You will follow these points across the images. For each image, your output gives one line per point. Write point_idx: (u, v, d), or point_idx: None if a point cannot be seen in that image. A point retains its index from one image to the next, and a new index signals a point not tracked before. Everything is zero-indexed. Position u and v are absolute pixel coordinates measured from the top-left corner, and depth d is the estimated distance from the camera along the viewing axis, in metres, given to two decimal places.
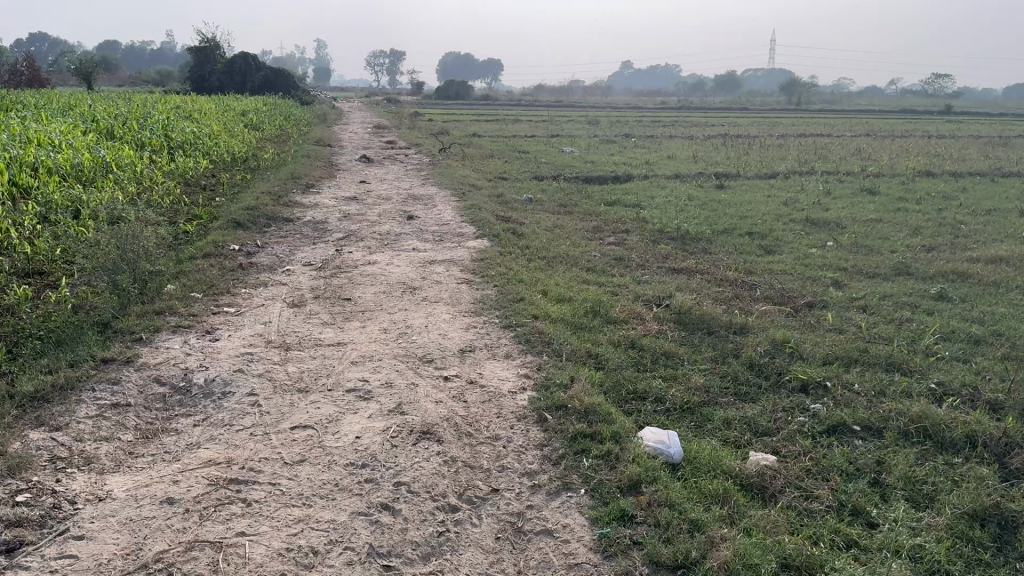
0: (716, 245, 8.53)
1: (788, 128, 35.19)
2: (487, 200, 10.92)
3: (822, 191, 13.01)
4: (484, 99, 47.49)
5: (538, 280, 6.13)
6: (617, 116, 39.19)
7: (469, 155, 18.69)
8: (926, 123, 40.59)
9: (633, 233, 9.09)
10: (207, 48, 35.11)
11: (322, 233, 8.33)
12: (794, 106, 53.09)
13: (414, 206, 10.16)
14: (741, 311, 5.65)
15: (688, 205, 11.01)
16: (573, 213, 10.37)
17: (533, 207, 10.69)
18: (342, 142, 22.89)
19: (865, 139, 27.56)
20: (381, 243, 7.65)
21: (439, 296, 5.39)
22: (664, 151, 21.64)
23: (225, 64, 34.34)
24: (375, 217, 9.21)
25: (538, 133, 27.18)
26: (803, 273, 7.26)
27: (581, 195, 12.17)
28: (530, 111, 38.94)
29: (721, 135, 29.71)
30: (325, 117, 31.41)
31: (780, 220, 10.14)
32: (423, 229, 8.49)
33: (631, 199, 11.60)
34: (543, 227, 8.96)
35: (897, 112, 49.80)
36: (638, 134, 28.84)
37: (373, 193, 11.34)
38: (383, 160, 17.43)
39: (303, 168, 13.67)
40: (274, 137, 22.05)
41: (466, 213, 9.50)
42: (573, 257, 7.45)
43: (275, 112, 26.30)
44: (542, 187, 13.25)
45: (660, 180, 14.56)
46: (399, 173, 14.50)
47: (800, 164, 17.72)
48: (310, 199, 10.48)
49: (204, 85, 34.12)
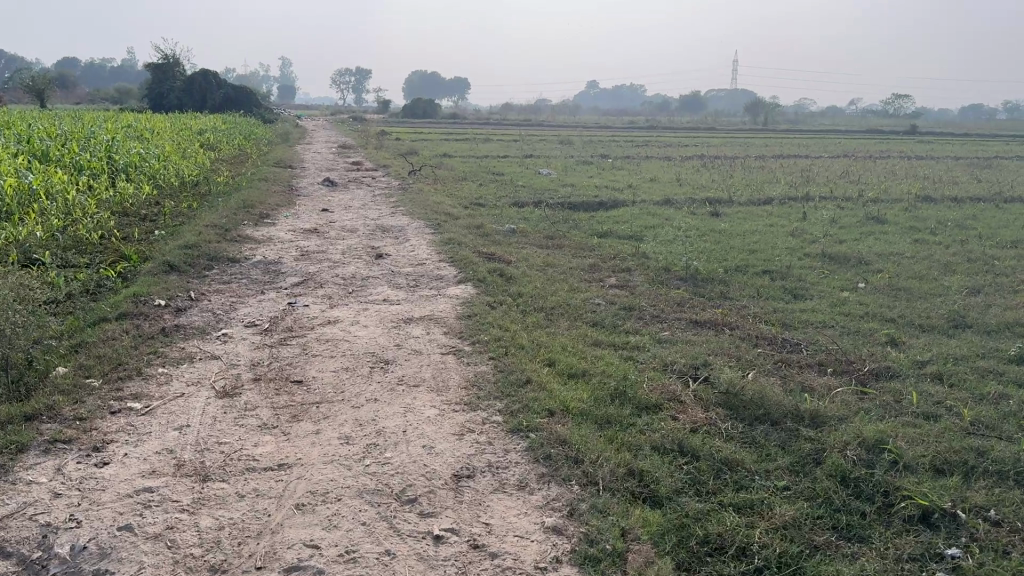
0: (733, 287, 7.40)
1: (762, 147, 34.58)
2: (465, 233, 9.69)
3: (828, 219, 11.97)
4: (451, 117, 46.57)
5: (542, 345, 4.92)
6: (590, 135, 38.29)
7: (439, 178, 17.44)
8: (896, 143, 40.10)
9: (636, 273, 7.92)
10: (167, 65, 33.72)
11: (274, 277, 7.06)
12: (761, 126, 52.97)
13: (382, 241, 8.91)
14: (800, 389, 4.49)
15: (690, 237, 9.90)
16: (565, 248, 9.17)
17: (518, 240, 9.49)
18: (305, 162, 21.60)
19: (846, 160, 26.79)
20: (344, 291, 6.40)
21: (419, 373, 4.15)
22: (644, 174, 20.57)
23: (184, 81, 32.78)
24: (337, 254, 7.95)
25: (511, 153, 26.13)
26: (847, 326, 6.14)
27: (569, 226, 10.99)
28: (499, 130, 37.75)
29: (698, 155, 28.94)
30: (288, 135, 30.10)
31: (795, 255, 9.05)
32: (394, 271, 7.25)
33: (625, 231, 10.46)
34: (532, 267, 7.77)
35: (866, 132, 49.44)
36: (613, 155, 27.86)
37: (336, 224, 10.08)
38: (349, 184, 16.12)
39: (259, 195, 12.33)
40: (231, 158, 20.61)
41: (443, 250, 8.26)
42: (575, 306, 6.26)
43: (234, 131, 24.83)
44: (524, 216, 12.04)
45: (649, 206, 13.50)
46: (365, 199, 13.21)
47: (792, 187, 16.75)
48: (264, 233, 9.18)
49: (162, 102, 32.65)
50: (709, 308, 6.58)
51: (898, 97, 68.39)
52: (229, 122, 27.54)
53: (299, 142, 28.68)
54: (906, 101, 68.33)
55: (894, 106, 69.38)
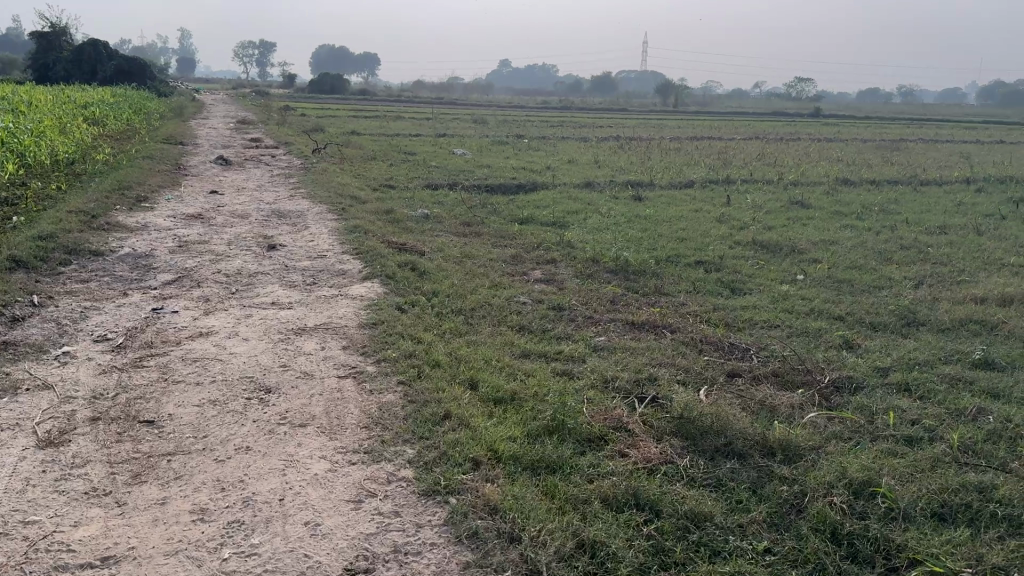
0: (665, 281, 6.80)
1: (676, 129, 34.61)
2: (373, 219, 8.81)
3: (752, 205, 11.60)
4: (361, 94, 45.01)
5: (460, 361, 4.13)
6: (505, 115, 37.54)
7: (347, 157, 16.38)
8: (803, 126, 40.97)
9: (560, 267, 7.24)
10: (52, 34, 31.16)
11: (144, 275, 6.02)
12: (672, 108, 53.38)
13: (278, 229, 7.93)
14: (762, 410, 3.85)
15: (616, 225, 9.30)
16: (483, 238, 8.41)
17: (431, 229, 8.69)
18: (201, 139, 20.08)
19: (757, 142, 26.96)
20: (227, 292, 5.46)
21: (307, 406, 3.32)
22: (561, 155, 19.99)
23: (71, 51, 30.32)
24: (223, 246, 6.96)
25: (424, 132, 25.16)
26: (795, 324, 5.59)
27: (487, 212, 10.23)
28: (410, 108, 36.59)
29: (614, 136, 28.60)
30: (186, 110, 28.25)
31: (725, 243, 8.55)
32: (288, 266, 6.33)
33: (546, 218, 9.78)
34: (447, 260, 6.99)
35: (772, 115, 50.49)
36: (529, 135, 27.25)
37: (228, 209, 9.02)
38: (247, 163, 14.88)
39: (142, 176, 11.06)
40: (118, 134, 18.92)
41: (347, 240, 7.36)
42: (496, 307, 5.50)
43: (122, 104, 22.93)
44: (438, 200, 11.22)
45: (570, 190, 12.89)
46: (263, 180, 12.09)
47: (712, 170, 16.45)
48: (141, 220, 8.06)
49: (48, 75, 30.12)
50: (645, 307, 5.94)
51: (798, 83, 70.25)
52: (118, 95, 25.52)
53: (196, 117, 26.88)
54: (807, 87, 70.44)
55: (793, 90, 71.18)
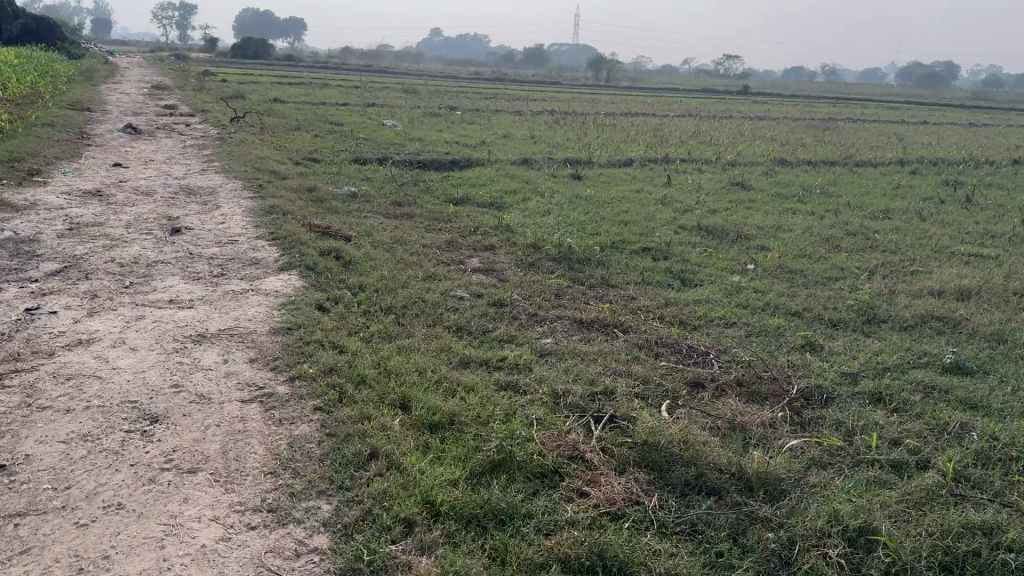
0: (611, 270, 6.35)
1: (611, 104, 34.34)
2: (295, 198, 8.10)
3: (692, 186, 11.29)
4: (287, 60, 43.28)
5: (390, 376, 3.59)
6: (438, 86, 36.57)
7: (269, 127, 15.45)
8: (735, 103, 41.21)
9: (498, 255, 6.71)
10: None
11: (23, 263, 5.23)
12: (606, 82, 53.12)
13: (186, 209, 7.17)
14: (731, 432, 3.44)
15: (556, 207, 8.84)
16: (415, 222, 7.81)
17: (359, 211, 8.04)
18: (112, 104, 18.73)
19: (691, 119, 26.89)
20: (120, 287, 4.77)
21: (201, 444, 2.73)
22: (496, 130, 19.40)
23: None
24: (121, 229, 6.18)
25: (354, 101, 24.18)
26: (752, 321, 5.21)
27: (420, 191, 9.62)
28: (339, 76, 35.31)
29: (549, 110, 28.09)
30: (96, 73, 26.48)
31: (670, 228, 8.17)
32: (195, 254, 5.63)
33: (482, 199, 9.24)
34: (376, 247, 6.39)
35: (705, 91, 50.74)
36: (463, 107, 26.51)
37: (132, 185, 8.18)
38: (159, 132, 13.83)
39: (36, 146, 10.02)
40: (17, 97, 17.44)
41: (264, 222, 6.68)
42: (429, 306, 4.95)
43: (24, 65, 21.23)
44: (367, 177, 10.54)
45: (507, 167, 12.35)
46: (175, 152, 11.16)
47: (650, 148, 16.14)
48: (30, 197, 7.18)
49: None
50: (592, 301, 5.47)
51: (727, 59, 70.97)
52: (21, 55, 23.69)
53: (107, 81, 25.21)
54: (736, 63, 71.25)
55: (721, 66, 71.93)
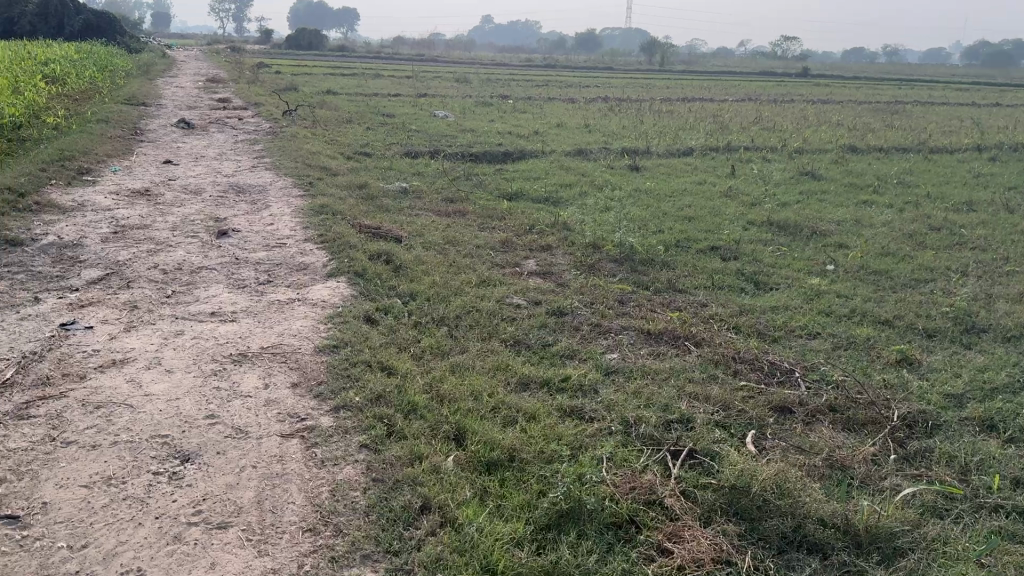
0: (677, 273, 5.95)
1: (666, 90, 33.56)
2: (345, 196, 7.86)
3: (757, 177, 10.76)
4: (340, 50, 43.41)
5: (443, 404, 3.27)
6: (490, 74, 36.23)
7: (321, 120, 15.33)
8: (795, 86, 39.96)
9: (556, 256, 6.36)
10: None
11: (65, 270, 5.06)
12: (660, 66, 52.07)
13: (235, 209, 6.98)
14: (828, 472, 3.04)
15: (615, 202, 8.44)
16: (469, 220, 7.50)
17: (409, 209, 7.76)
18: (168, 99, 18.85)
19: (751, 104, 26.05)
20: (162, 296, 4.55)
21: (233, 492, 2.45)
22: (549, 118, 18.98)
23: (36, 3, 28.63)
24: (166, 231, 6.00)
25: (406, 91, 24.01)
26: (836, 333, 4.76)
27: (473, 187, 9.31)
28: (391, 66, 35.21)
29: (604, 97, 27.52)
30: (154, 67, 26.80)
31: (737, 224, 7.71)
32: (241, 259, 5.40)
33: (537, 194, 8.88)
34: (428, 249, 6.09)
35: (763, 74, 49.40)
36: (516, 95, 26.13)
37: (182, 183, 8.03)
38: (212, 127, 13.78)
39: (90, 143, 9.98)
40: (76, 93, 17.63)
41: (313, 223, 6.43)
42: (485, 316, 4.63)
43: (83, 61, 21.51)
44: (419, 172, 10.27)
45: (562, 158, 11.96)
46: (227, 147, 11.05)
47: (710, 136, 15.55)
48: (79, 198, 7.06)
49: None
50: (658, 309, 5.09)
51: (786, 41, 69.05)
52: (82, 50, 24.06)
53: (164, 74, 25.47)
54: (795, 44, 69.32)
55: (779, 49, 70.00)
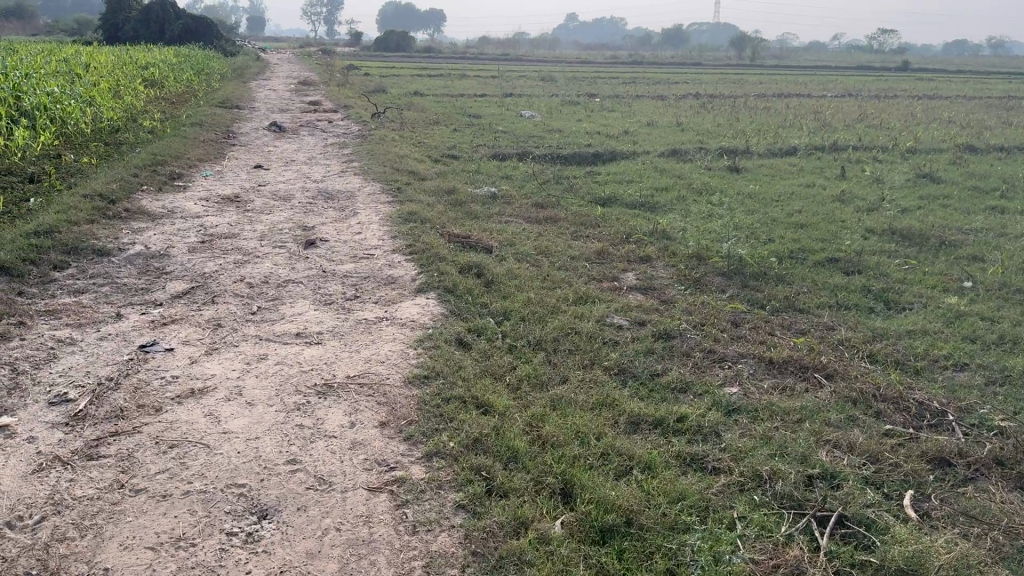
0: (793, 291, 5.43)
1: (759, 86, 32.42)
2: (434, 203, 7.59)
3: (870, 180, 10.02)
4: (426, 50, 43.71)
5: (546, 449, 2.91)
6: (576, 72, 35.80)
7: (409, 122, 15.24)
8: (895, 81, 38.09)
9: (658, 269, 5.91)
10: None
11: (150, 284, 4.91)
12: (750, 61, 50.51)
13: (323, 216, 6.81)
14: (1008, 554, 2.56)
15: (717, 208, 7.92)
16: (562, 228, 7.14)
17: (500, 216, 7.43)
18: (260, 101, 19.14)
19: (853, 100, 24.79)
20: (246, 313, 4.34)
21: (314, 564, 2.15)
22: (639, 117, 18.42)
23: (140, 9, 29.68)
24: (252, 240, 5.83)
25: (492, 91, 23.83)
26: (987, 365, 4.20)
27: (565, 191, 8.93)
28: (477, 65, 35.16)
29: (695, 94, 26.71)
30: (248, 69, 27.43)
31: (854, 235, 7.10)
32: (327, 271, 5.16)
33: (633, 198, 8.43)
34: (520, 261, 5.74)
35: (861, 69, 47.32)
36: (604, 94, 25.60)
37: (271, 189, 7.94)
38: (301, 129, 13.81)
39: (182, 148, 10.05)
40: (173, 96, 18.06)
41: (402, 232, 6.18)
42: (585, 338, 4.24)
43: (181, 64, 22.10)
44: (508, 176, 9.95)
45: (656, 160, 11.47)
46: (316, 151, 11.00)
47: (812, 135, 14.73)
48: (169, 205, 7.00)
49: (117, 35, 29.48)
50: (776, 333, 4.60)
51: (884, 34, 66.17)
52: (180, 54, 24.77)
53: (257, 77, 26.00)
54: (893, 37, 66.36)
55: (878, 41, 67.01)
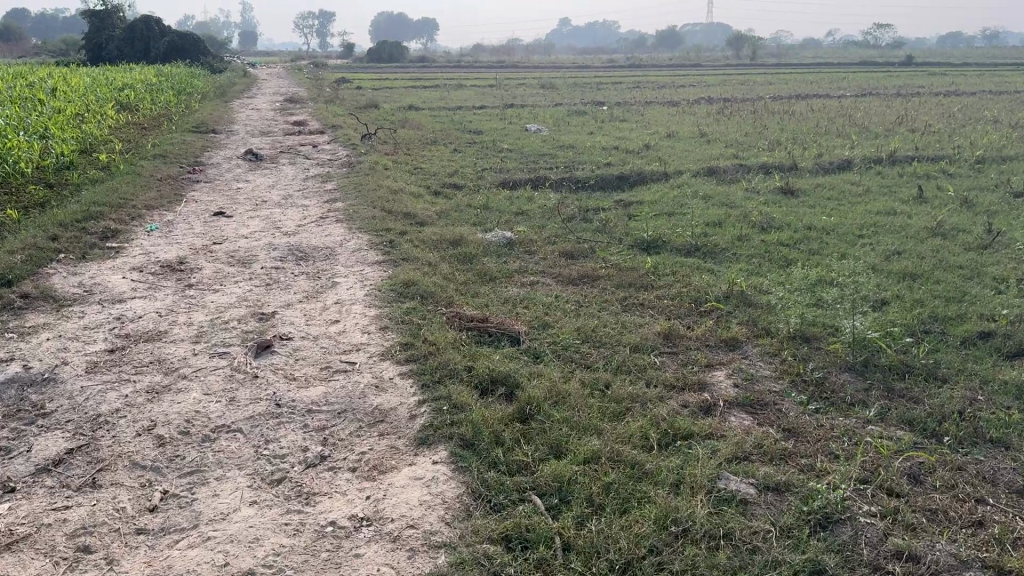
0: (963, 403, 3.76)
1: (768, 86, 30.88)
2: (436, 263, 5.93)
3: (957, 203, 8.38)
4: (420, 61, 42.23)
5: None
6: (576, 78, 34.31)
7: (404, 144, 13.62)
8: (901, 77, 36.70)
9: (755, 365, 4.23)
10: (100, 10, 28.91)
11: (14, 441, 3.23)
12: (752, 60, 49.03)
13: (292, 292, 5.15)
14: None
15: (794, 256, 6.28)
16: (605, 291, 5.48)
17: (521, 280, 5.78)
18: (243, 124, 17.51)
19: (878, 100, 23.23)
20: (138, 518, 2.67)
21: None
22: (657, 128, 16.78)
23: (123, 28, 28.08)
24: (184, 343, 4.15)
25: (493, 103, 22.23)
26: None
27: (596, 233, 7.28)
28: (474, 75, 33.60)
29: (706, 98, 25.11)
30: (234, 87, 25.85)
31: (989, 289, 5.44)
32: (283, 402, 3.47)
33: (683, 240, 6.77)
34: (563, 363, 4.06)
35: (868, 65, 45.81)
36: (612, 101, 24.03)
37: (231, 248, 6.27)
38: (283, 157, 12.17)
39: (133, 190, 8.38)
40: (146, 120, 16.43)
41: (395, 317, 4.52)
42: (702, 542, 2.56)
43: (161, 84, 20.52)
44: (524, 213, 8.31)
45: (693, 182, 9.84)
46: (295, 186, 9.38)
47: (859, 144, 13.10)
48: (89, 281, 5.33)
49: (100, 54, 27.74)
50: (985, 506, 2.94)
51: (881, 30, 65.21)
52: (162, 73, 23.17)
53: (242, 95, 24.37)
54: (886, 32, 65.37)
55: (874, 36, 65.75)
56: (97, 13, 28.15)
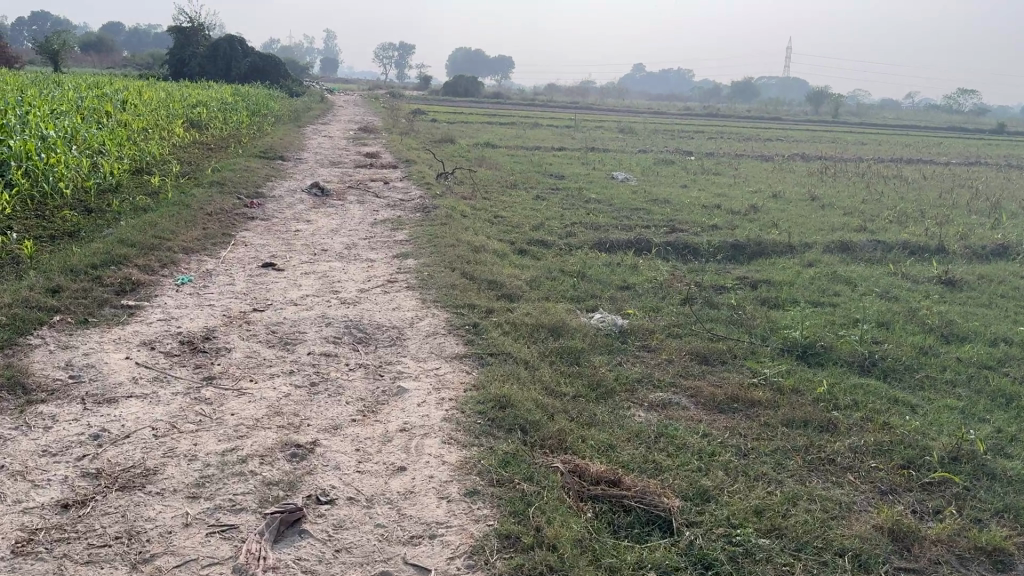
0: None
1: (863, 146, 28.91)
2: (535, 365, 4.48)
3: None
4: (494, 97, 41.40)
5: None
6: (656, 123, 32.90)
7: (482, 187, 12.32)
8: (1001, 145, 34.37)
9: None
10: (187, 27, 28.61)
11: None
12: (836, 117, 47.04)
13: (342, 403, 3.74)
14: None
15: (1012, 392, 4.68)
16: (773, 428, 3.95)
17: (649, 398, 4.29)
18: (312, 152, 16.48)
19: (993, 170, 21.19)
20: None
21: None
22: (759, 185, 15.23)
23: (206, 45, 27.71)
24: (174, 501, 2.76)
25: (574, 145, 20.90)
26: None
27: (730, 326, 5.75)
28: (551, 114, 32.49)
29: (800, 154, 23.42)
30: (309, 112, 25.10)
31: None
32: None
33: (850, 349, 5.21)
34: None
35: (963, 130, 43.36)
36: (700, 151, 22.50)
37: (272, 318, 4.94)
38: (350, 194, 10.96)
39: (174, 225, 7.16)
40: (213, 139, 15.51)
41: (488, 474, 3.06)
42: None
43: (236, 103, 19.79)
44: (631, 288, 6.84)
45: (825, 260, 8.24)
46: (360, 232, 8.09)
47: (1004, 224, 11.35)
48: (80, 359, 4.01)
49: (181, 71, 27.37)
50: None
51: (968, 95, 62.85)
52: (239, 92, 22.53)
53: (315, 121, 23.55)
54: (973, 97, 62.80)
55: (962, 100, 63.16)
56: (182, 29, 27.87)
